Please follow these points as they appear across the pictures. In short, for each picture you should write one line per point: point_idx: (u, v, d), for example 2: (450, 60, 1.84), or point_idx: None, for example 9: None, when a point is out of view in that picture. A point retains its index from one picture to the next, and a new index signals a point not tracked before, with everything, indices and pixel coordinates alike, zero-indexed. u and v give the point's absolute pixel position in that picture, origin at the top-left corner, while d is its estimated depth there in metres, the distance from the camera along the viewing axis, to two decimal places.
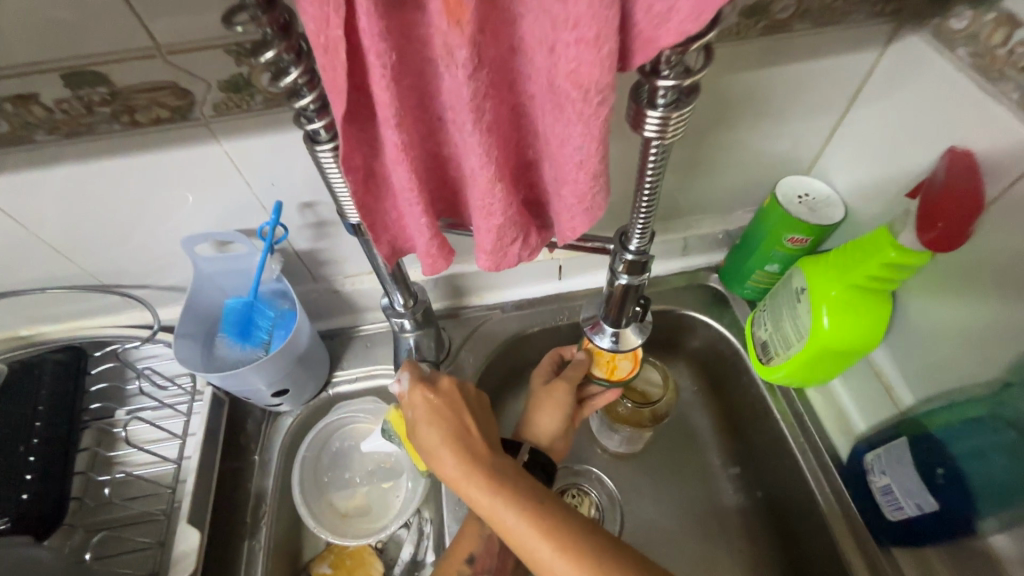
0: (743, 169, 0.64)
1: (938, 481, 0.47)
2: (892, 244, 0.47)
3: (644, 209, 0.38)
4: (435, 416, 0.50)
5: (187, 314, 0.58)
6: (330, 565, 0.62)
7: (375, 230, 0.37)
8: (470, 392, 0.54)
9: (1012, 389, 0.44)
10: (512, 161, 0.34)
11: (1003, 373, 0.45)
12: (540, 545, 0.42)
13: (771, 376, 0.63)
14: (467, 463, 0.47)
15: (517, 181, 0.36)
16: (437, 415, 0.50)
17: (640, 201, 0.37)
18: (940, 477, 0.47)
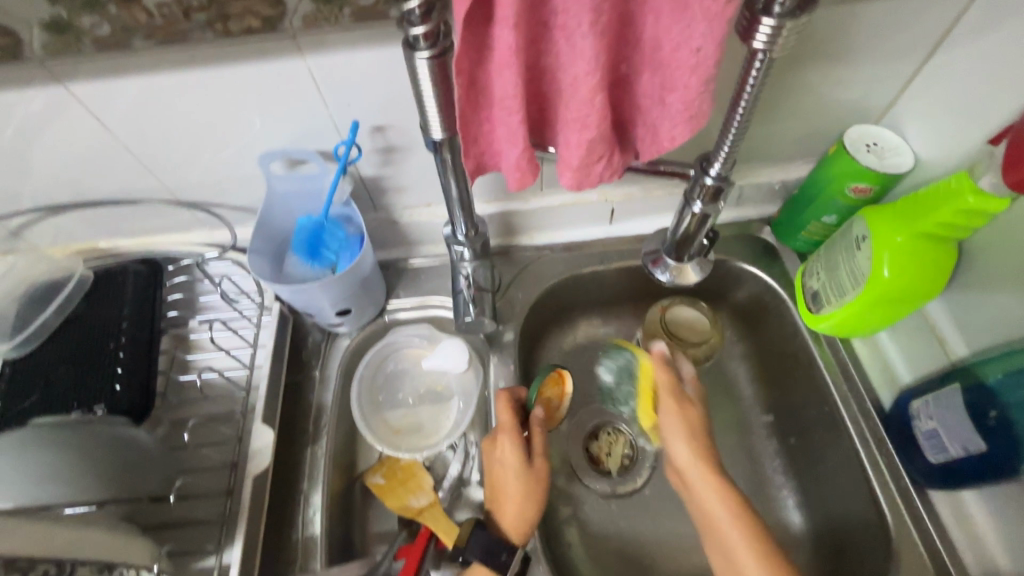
0: (813, 115, 0.63)
1: (988, 423, 0.48)
2: (969, 189, 0.47)
3: (733, 136, 0.38)
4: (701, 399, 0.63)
5: (262, 231, 0.61)
6: (383, 475, 0.66)
7: (467, 142, 0.39)
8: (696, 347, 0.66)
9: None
10: (612, 77, 0.35)
11: None
12: (716, 502, 0.54)
13: (818, 325, 0.64)
14: (671, 403, 0.61)
15: (610, 100, 0.36)
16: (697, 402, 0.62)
17: (731, 127, 0.38)
18: (992, 419, 0.48)
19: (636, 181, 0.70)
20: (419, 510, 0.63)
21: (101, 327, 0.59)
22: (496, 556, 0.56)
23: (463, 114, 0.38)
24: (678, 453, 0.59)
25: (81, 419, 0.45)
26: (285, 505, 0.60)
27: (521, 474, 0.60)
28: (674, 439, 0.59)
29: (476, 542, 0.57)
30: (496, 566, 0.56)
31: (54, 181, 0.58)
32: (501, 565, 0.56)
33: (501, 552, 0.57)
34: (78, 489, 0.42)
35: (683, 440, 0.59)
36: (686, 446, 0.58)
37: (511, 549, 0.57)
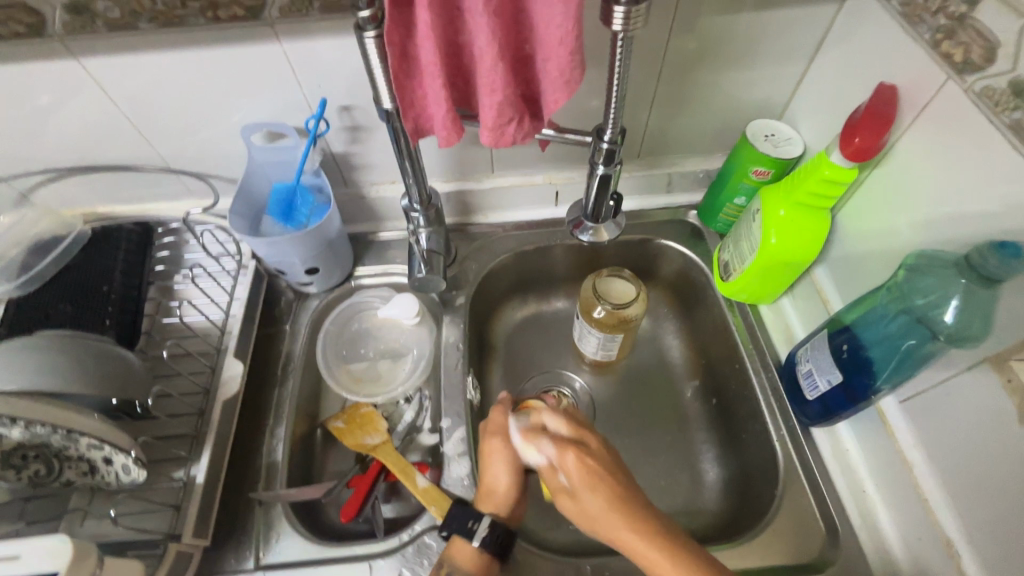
0: (722, 110, 0.73)
1: (843, 357, 0.58)
2: (825, 163, 0.56)
3: (616, 105, 0.48)
4: (591, 474, 0.55)
5: (241, 195, 0.69)
6: (342, 421, 0.73)
7: (404, 105, 0.48)
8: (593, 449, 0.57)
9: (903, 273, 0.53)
10: (512, 53, 0.44)
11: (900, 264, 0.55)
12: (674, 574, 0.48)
13: (729, 292, 0.74)
14: (566, 496, 0.56)
15: (516, 73, 0.46)
16: (585, 483, 0.54)
17: (612, 97, 0.47)
18: (845, 352, 0.58)
19: (576, 166, 0.80)
20: (372, 447, 0.70)
21: (95, 272, 0.67)
22: (465, 523, 0.58)
23: (400, 80, 0.47)
24: (609, 527, 0.52)
25: (63, 335, 0.53)
26: (252, 437, 0.67)
27: (486, 444, 0.63)
28: (599, 521, 0.52)
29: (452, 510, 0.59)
30: (462, 534, 0.58)
31: (60, 148, 0.67)
32: (469, 533, 0.58)
33: (471, 522, 0.58)
34: (67, 381, 0.50)
35: (606, 513, 0.52)
36: (598, 513, 0.53)
37: (478, 517, 0.58)
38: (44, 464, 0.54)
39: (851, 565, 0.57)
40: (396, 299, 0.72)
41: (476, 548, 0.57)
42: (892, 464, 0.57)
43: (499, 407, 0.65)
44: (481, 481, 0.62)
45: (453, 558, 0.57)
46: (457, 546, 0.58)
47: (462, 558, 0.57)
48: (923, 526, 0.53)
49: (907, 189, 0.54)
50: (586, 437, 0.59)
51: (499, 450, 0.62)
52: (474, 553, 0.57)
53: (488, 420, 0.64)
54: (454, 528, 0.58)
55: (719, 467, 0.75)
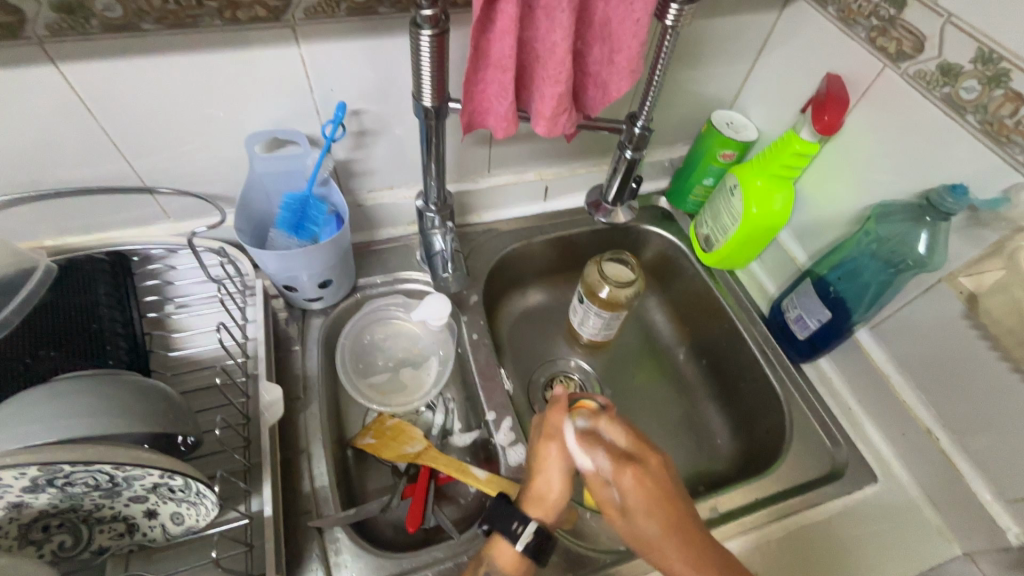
0: (687, 104, 0.83)
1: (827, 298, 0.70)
2: (795, 139, 0.68)
3: (653, 93, 0.54)
4: (648, 501, 0.53)
5: (242, 208, 0.64)
6: (373, 436, 0.70)
7: (467, 99, 0.50)
8: (651, 485, 0.53)
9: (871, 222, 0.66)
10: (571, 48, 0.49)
11: (862, 215, 0.69)
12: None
13: (711, 260, 0.84)
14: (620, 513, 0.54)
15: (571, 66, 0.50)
16: (652, 503, 0.53)
17: (652, 85, 0.54)
18: (828, 293, 0.70)
19: (563, 162, 0.86)
20: (415, 455, 0.68)
21: (77, 311, 0.58)
22: (509, 524, 0.55)
23: (467, 75, 0.49)
24: (664, 552, 0.52)
25: (90, 376, 0.45)
26: (290, 465, 0.62)
27: (542, 445, 0.59)
28: (654, 544, 0.52)
29: (495, 508, 0.57)
30: (507, 535, 0.55)
31: (11, 169, 0.57)
32: (513, 535, 0.55)
33: (515, 523, 0.55)
34: (114, 424, 0.44)
35: (662, 538, 0.52)
36: (655, 537, 0.52)
37: (524, 519, 0.55)
38: (71, 532, 0.46)
39: (857, 468, 0.69)
40: (429, 301, 0.73)
41: (519, 552, 0.54)
42: (871, 379, 0.70)
43: (559, 408, 0.59)
44: (530, 483, 0.58)
45: (490, 555, 0.56)
46: (500, 547, 0.56)
47: (503, 559, 0.55)
48: (907, 422, 0.67)
49: (860, 153, 0.67)
50: (644, 456, 0.55)
51: (555, 455, 0.58)
52: (517, 557, 0.55)
53: (548, 420, 0.59)
54: (498, 528, 0.56)
55: (723, 416, 0.84)
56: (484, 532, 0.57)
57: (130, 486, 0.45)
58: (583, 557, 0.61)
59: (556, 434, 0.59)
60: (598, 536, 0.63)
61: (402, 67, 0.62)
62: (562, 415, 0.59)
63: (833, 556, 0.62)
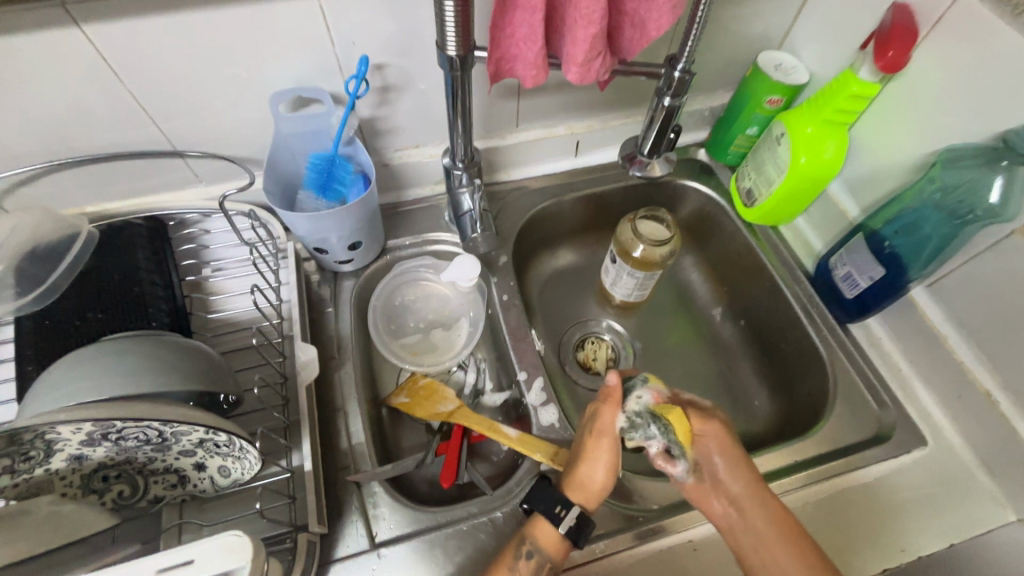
0: (731, 47, 0.77)
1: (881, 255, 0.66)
2: (853, 80, 0.62)
3: (695, 33, 0.50)
4: (714, 429, 0.60)
5: (270, 171, 0.64)
6: (407, 396, 0.72)
7: (495, 46, 0.47)
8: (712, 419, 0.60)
9: (937, 169, 0.60)
10: None
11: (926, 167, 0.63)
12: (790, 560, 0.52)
13: (754, 216, 0.80)
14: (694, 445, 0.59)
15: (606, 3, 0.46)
16: (715, 431, 0.60)
17: (694, 24, 0.49)
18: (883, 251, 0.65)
19: (595, 114, 0.82)
20: (448, 414, 0.69)
21: (120, 275, 0.60)
22: (552, 507, 0.56)
23: (493, 17, 0.46)
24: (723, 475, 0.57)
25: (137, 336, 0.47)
26: (328, 423, 0.64)
27: (592, 438, 0.59)
28: (720, 467, 0.58)
29: (539, 492, 0.57)
30: (548, 517, 0.55)
31: (47, 136, 0.58)
32: (554, 517, 0.55)
33: (559, 508, 0.55)
34: (161, 382, 0.45)
35: (724, 463, 0.58)
36: (721, 463, 0.58)
37: (566, 504, 0.56)
38: (129, 483, 0.49)
39: (905, 432, 0.66)
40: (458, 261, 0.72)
41: (561, 533, 0.55)
42: (925, 339, 0.66)
43: (613, 404, 0.59)
44: (573, 471, 0.58)
45: (529, 535, 0.55)
46: (541, 527, 0.55)
47: (545, 539, 0.55)
48: (962, 385, 0.63)
49: (930, 91, 0.60)
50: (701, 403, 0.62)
51: (606, 450, 0.58)
52: (557, 537, 0.55)
53: (601, 417, 0.59)
54: (540, 509, 0.56)
55: (760, 378, 0.82)
56: (527, 512, 0.57)
57: (178, 441, 0.47)
58: (617, 515, 0.61)
59: (607, 430, 0.59)
60: (631, 495, 0.63)
61: (425, 16, 0.59)
62: (615, 413, 0.59)
63: (874, 520, 0.61)
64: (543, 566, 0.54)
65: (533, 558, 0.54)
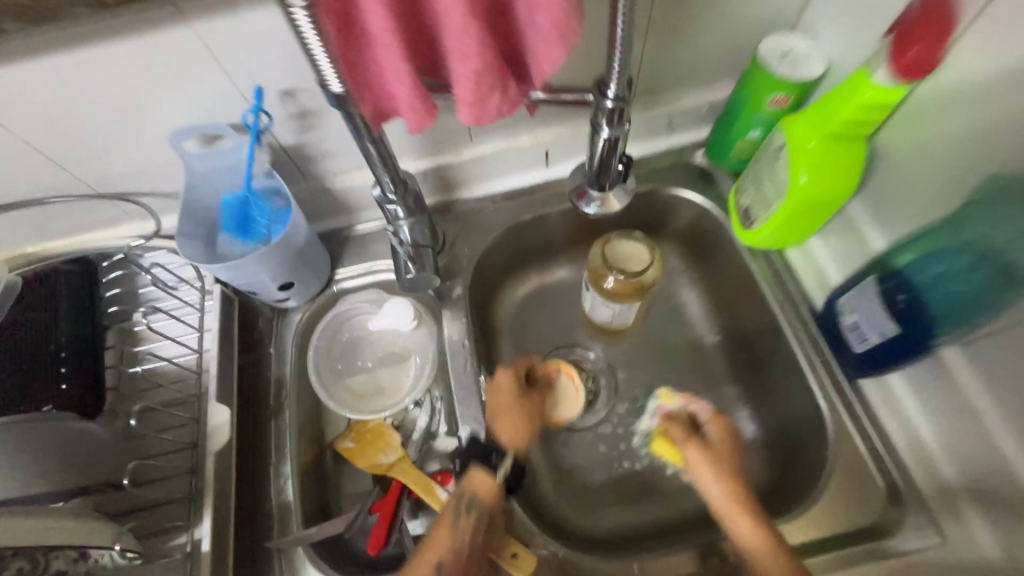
0: (727, 31, 0.62)
1: (898, 307, 0.52)
2: (867, 85, 0.48)
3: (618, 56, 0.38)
4: (723, 445, 0.61)
5: (186, 213, 0.59)
6: (352, 440, 0.68)
7: (359, 90, 0.38)
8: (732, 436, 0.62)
9: (973, 209, 0.47)
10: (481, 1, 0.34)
11: (965, 198, 0.48)
12: None
13: (754, 241, 0.66)
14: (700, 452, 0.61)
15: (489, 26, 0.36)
16: (723, 448, 0.61)
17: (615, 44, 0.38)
18: (901, 303, 0.52)
19: (565, 119, 0.70)
20: (388, 466, 0.65)
21: (38, 330, 0.58)
22: (487, 454, 0.61)
23: (343, 58, 0.36)
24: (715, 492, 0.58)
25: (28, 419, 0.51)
26: (256, 480, 0.61)
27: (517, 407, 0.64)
28: (716, 482, 0.58)
29: (471, 440, 0.64)
30: (484, 469, 0.59)
31: None
32: (490, 461, 0.61)
33: (492, 454, 0.62)
34: None
35: (718, 481, 0.58)
36: (722, 483, 0.58)
37: (501, 454, 0.63)
38: (27, 559, 0.48)
39: (918, 517, 0.54)
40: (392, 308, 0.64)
41: (497, 483, 0.59)
42: (954, 413, 0.53)
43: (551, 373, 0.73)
44: (502, 421, 0.64)
45: (467, 485, 0.59)
46: (475, 481, 0.59)
47: (480, 489, 0.59)
48: (999, 483, 0.49)
49: (967, 102, 0.45)
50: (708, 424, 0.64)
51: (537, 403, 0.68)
52: (493, 485, 0.59)
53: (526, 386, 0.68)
54: (474, 464, 0.59)
55: (756, 424, 0.71)
56: (461, 472, 0.60)
57: None
58: None
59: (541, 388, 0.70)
60: None
61: None
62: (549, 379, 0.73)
63: None
64: (483, 513, 0.58)
65: (473, 510, 0.58)
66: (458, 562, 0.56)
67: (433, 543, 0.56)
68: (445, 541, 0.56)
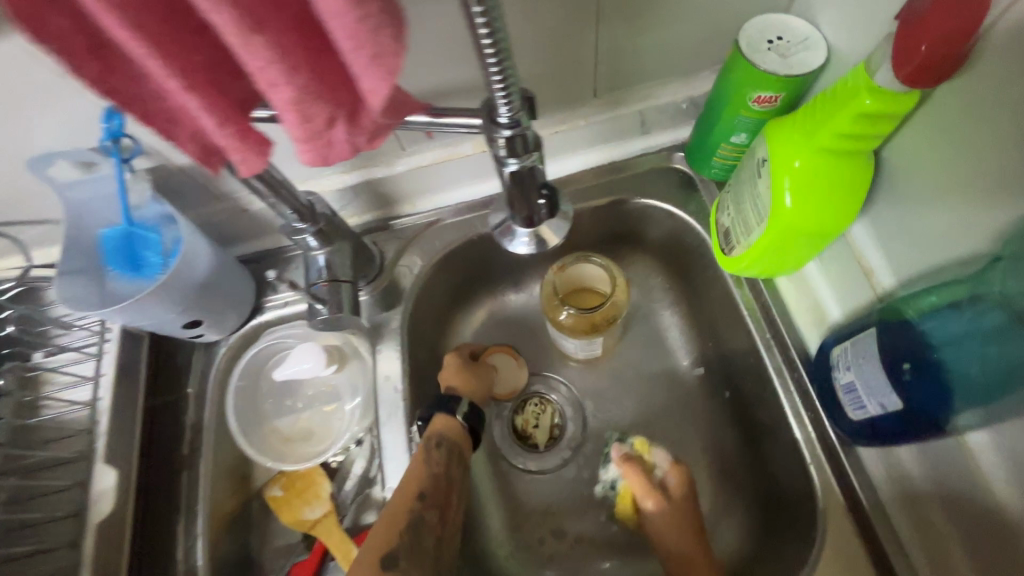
0: (703, 11, 0.50)
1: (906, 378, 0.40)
2: (867, 89, 0.37)
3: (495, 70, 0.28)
4: (684, 499, 0.55)
5: (68, 250, 0.51)
6: (281, 487, 0.61)
7: (156, 122, 0.29)
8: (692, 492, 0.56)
9: (1001, 263, 0.36)
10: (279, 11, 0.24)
11: (992, 245, 0.36)
12: None
13: (734, 269, 0.55)
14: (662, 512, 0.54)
15: (305, 46, 0.25)
16: (684, 503, 0.55)
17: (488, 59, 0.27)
18: (907, 372, 0.40)
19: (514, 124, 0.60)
20: (313, 523, 0.58)
21: None
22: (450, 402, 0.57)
23: (112, 87, 0.26)
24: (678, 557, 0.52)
25: None
26: (161, 543, 0.55)
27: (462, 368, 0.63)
28: (677, 547, 0.53)
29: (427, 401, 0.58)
30: (445, 409, 0.57)
31: None
32: (452, 409, 0.57)
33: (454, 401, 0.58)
34: None
35: (678, 544, 0.53)
36: (682, 548, 0.52)
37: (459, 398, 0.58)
38: None
39: None
40: (296, 356, 0.59)
41: (460, 420, 0.56)
42: (975, 508, 0.41)
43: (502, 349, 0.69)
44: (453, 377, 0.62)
45: (433, 429, 0.55)
46: (439, 422, 0.56)
47: (446, 430, 0.55)
48: None
49: (996, 117, 0.34)
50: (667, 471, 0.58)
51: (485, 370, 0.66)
52: (453, 421, 0.56)
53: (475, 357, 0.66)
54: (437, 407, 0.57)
55: (740, 480, 0.60)
56: (422, 424, 0.57)
57: None
58: None
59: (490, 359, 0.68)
60: None
61: None
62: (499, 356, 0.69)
63: None
64: (452, 452, 0.54)
65: (443, 447, 0.54)
66: (438, 497, 0.51)
67: (405, 482, 0.51)
68: (419, 474, 0.52)
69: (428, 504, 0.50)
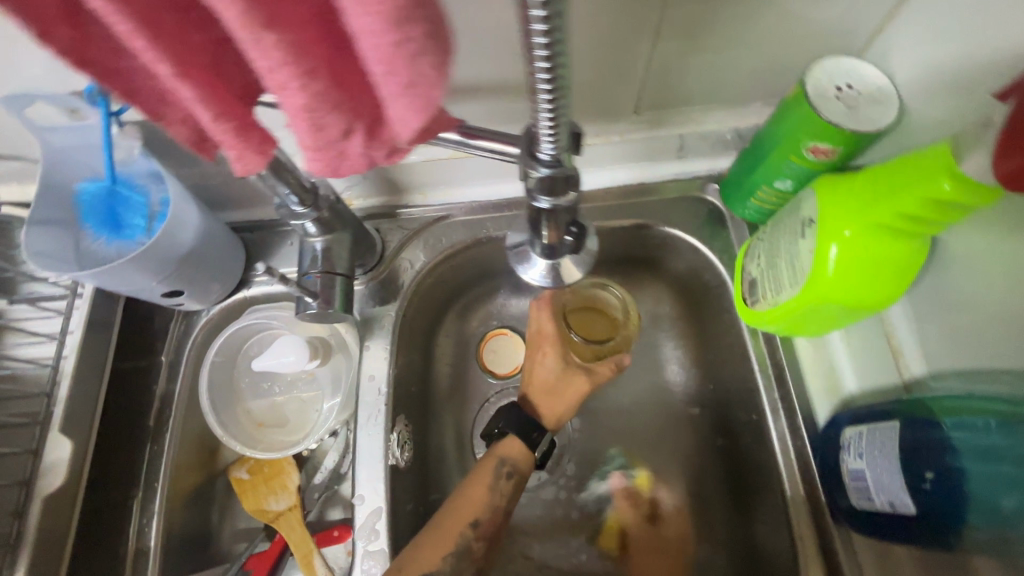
0: (771, 43, 0.46)
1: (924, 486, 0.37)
2: (948, 173, 0.33)
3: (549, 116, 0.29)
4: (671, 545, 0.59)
5: (43, 199, 0.46)
6: (247, 471, 0.58)
7: (142, 105, 0.26)
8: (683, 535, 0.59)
9: None
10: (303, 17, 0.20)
11: None
12: None
13: (753, 322, 0.51)
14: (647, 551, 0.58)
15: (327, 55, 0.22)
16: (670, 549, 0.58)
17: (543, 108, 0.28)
18: (928, 481, 0.37)
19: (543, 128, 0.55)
20: (276, 516, 0.56)
21: None
22: (529, 431, 0.53)
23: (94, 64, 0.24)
24: None
25: None
26: (112, 519, 0.52)
27: (539, 354, 0.56)
28: None
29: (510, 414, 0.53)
30: (523, 438, 0.52)
31: None
32: (531, 441, 0.53)
33: (534, 431, 0.53)
34: None
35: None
36: None
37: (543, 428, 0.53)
38: None
39: None
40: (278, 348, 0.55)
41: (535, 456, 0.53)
42: None
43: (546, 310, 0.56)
44: (534, 385, 0.55)
45: (503, 453, 0.52)
46: (509, 444, 0.52)
47: (516, 454, 0.52)
48: None
49: None
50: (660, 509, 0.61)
51: (552, 353, 0.55)
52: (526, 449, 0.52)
53: (540, 326, 0.56)
54: (512, 428, 0.53)
55: (719, 534, 0.58)
56: (495, 434, 0.54)
57: None
58: None
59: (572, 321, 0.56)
60: None
61: None
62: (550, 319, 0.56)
63: None
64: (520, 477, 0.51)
65: (513, 477, 0.51)
66: (494, 518, 0.50)
67: (468, 501, 0.50)
68: (481, 500, 0.50)
69: (480, 532, 0.49)
